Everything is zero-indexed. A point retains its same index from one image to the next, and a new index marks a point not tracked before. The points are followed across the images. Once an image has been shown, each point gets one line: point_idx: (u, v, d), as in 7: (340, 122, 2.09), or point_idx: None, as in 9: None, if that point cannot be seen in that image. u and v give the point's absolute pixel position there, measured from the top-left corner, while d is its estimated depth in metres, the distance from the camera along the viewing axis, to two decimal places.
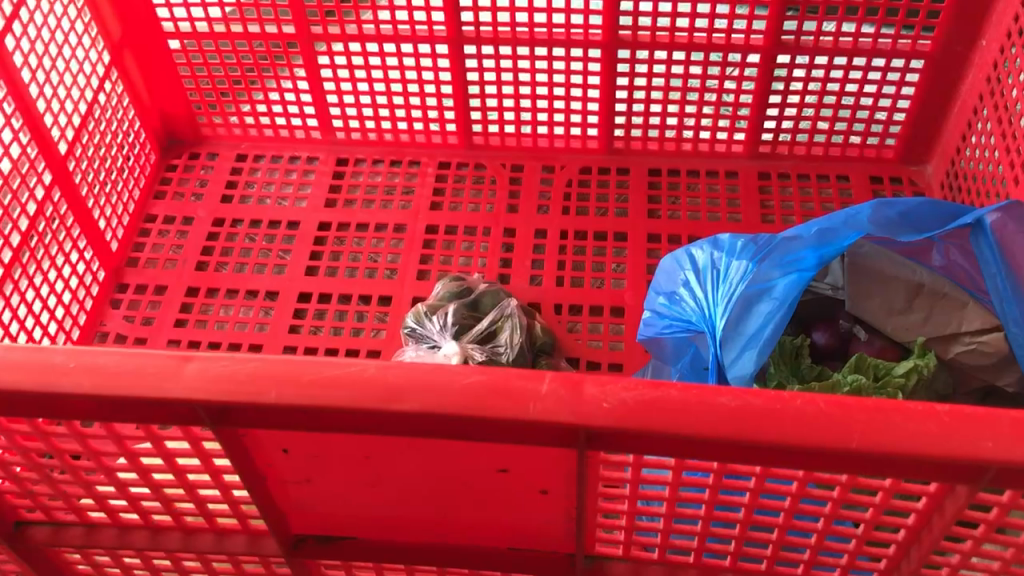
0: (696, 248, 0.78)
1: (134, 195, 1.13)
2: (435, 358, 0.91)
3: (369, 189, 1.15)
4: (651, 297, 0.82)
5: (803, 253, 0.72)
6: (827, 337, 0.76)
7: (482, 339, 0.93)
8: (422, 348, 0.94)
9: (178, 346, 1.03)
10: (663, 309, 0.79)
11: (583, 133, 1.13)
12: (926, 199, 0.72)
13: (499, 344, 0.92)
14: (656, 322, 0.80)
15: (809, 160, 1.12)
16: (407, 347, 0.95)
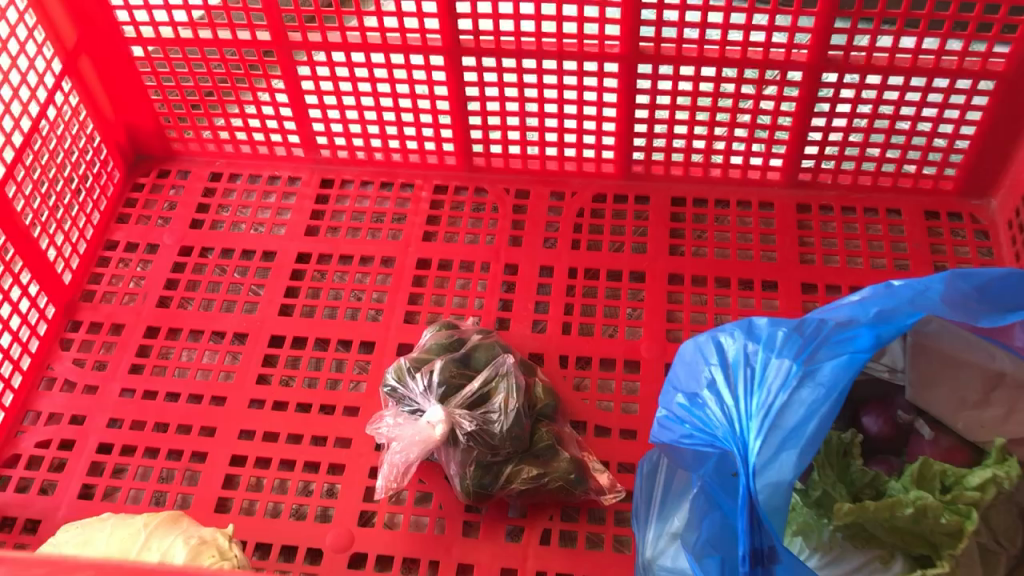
0: (721, 334, 0.64)
1: (92, 219, 1.01)
2: (416, 426, 0.79)
3: (355, 216, 1.02)
4: (666, 396, 0.67)
5: (856, 332, 0.59)
6: (880, 425, 0.63)
7: (473, 405, 0.80)
8: (404, 415, 0.82)
9: (132, 397, 0.91)
10: (681, 411, 0.64)
11: (597, 157, 1.00)
12: (1014, 270, 0.60)
13: (493, 409, 0.79)
14: (674, 426, 0.65)
15: (854, 191, 0.99)
16: (387, 412, 0.83)
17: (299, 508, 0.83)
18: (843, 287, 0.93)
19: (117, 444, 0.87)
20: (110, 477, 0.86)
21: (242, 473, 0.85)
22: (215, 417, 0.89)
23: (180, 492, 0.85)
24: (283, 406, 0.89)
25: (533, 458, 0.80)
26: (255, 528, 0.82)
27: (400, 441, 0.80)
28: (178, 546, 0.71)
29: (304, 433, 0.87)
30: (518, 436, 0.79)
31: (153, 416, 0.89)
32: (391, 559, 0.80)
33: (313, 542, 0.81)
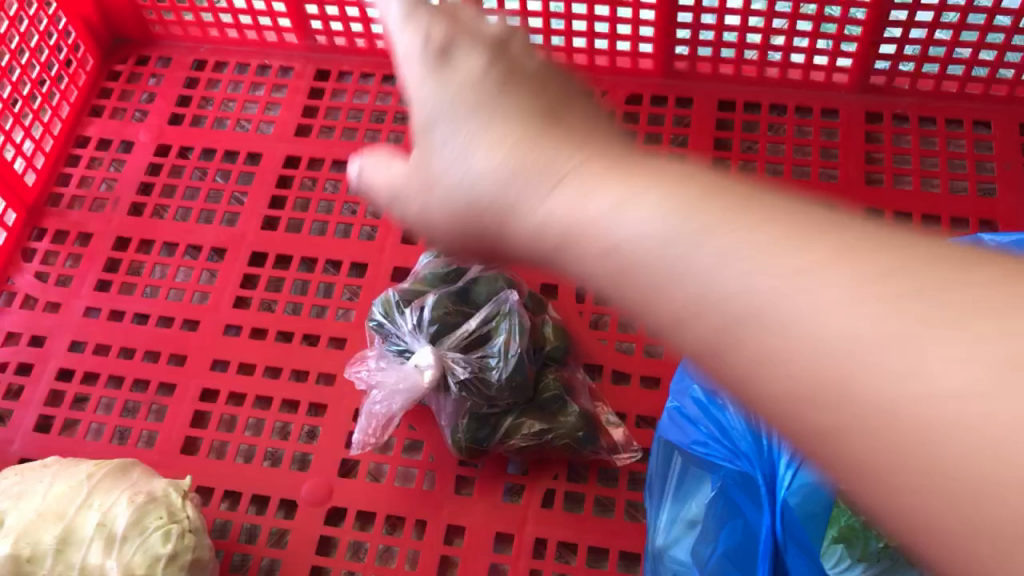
0: None
1: (60, 111, 0.89)
2: (402, 371, 0.70)
3: (353, 114, 0.90)
4: (678, 384, 0.61)
5: None
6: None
7: (471, 352, 0.69)
8: (390, 359, 0.72)
9: (97, 317, 0.81)
10: (698, 409, 0.59)
11: (633, 52, 0.86)
12: None
13: (491, 356, 0.68)
14: (687, 425, 0.59)
15: (935, 99, 0.84)
16: (372, 352, 0.73)
17: (274, 451, 0.74)
18: (914, 215, 0.79)
19: (78, 371, 0.78)
20: (69, 408, 0.77)
21: (213, 409, 0.76)
22: (186, 343, 0.79)
23: (145, 429, 0.76)
24: (262, 334, 0.79)
25: (538, 412, 0.69)
26: (225, 474, 0.73)
27: (382, 385, 0.70)
28: (121, 506, 0.62)
29: (283, 366, 0.77)
30: (521, 387, 0.68)
31: (119, 340, 0.80)
32: (373, 516, 0.71)
33: (288, 492, 0.72)
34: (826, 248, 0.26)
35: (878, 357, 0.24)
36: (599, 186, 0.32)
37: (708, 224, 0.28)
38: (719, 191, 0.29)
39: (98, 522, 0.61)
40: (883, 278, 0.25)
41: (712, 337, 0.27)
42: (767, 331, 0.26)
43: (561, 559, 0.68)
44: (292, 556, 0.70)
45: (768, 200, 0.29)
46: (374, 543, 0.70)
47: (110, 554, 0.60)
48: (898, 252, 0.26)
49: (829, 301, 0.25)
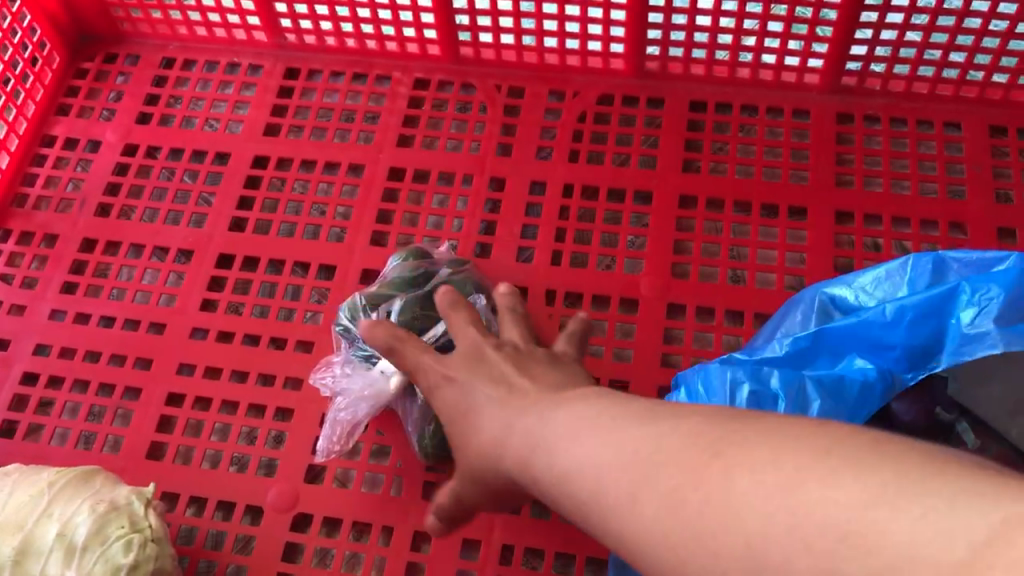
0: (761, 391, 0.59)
1: (26, 110, 0.88)
2: (367, 377, 0.71)
3: (323, 113, 0.89)
4: None
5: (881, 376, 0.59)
6: (915, 412, 0.60)
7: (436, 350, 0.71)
8: (355, 364, 0.73)
9: (63, 320, 0.80)
10: None
11: (605, 51, 0.85)
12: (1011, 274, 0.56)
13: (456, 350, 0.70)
14: None
15: (907, 100, 0.84)
16: (337, 357, 0.74)
17: (241, 457, 0.73)
18: (883, 217, 0.79)
19: (43, 375, 0.78)
20: (34, 413, 0.76)
21: (179, 414, 0.75)
22: (153, 347, 0.78)
23: (110, 434, 0.75)
24: (229, 337, 0.78)
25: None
26: (191, 480, 0.72)
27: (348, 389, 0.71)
28: (82, 515, 0.61)
29: (250, 371, 0.76)
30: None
31: (85, 343, 0.79)
32: (340, 522, 0.71)
33: (254, 498, 0.71)
34: (732, 452, 0.35)
35: (770, 510, 0.32)
36: (616, 452, 0.40)
37: (663, 461, 0.37)
38: (679, 433, 0.38)
39: (58, 532, 0.61)
40: (780, 462, 0.33)
41: (675, 546, 0.35)
42: (700, 508, 0.34)
43: (528, 565, 0.68)
44: (258, 562, 0.69)
45: (703, 429, 0.37)
46: (341, 550, 0.69)
47: (69, 565, 0.60)
48: (791, 444, 0.34)
49: (741, 482, 0.33)
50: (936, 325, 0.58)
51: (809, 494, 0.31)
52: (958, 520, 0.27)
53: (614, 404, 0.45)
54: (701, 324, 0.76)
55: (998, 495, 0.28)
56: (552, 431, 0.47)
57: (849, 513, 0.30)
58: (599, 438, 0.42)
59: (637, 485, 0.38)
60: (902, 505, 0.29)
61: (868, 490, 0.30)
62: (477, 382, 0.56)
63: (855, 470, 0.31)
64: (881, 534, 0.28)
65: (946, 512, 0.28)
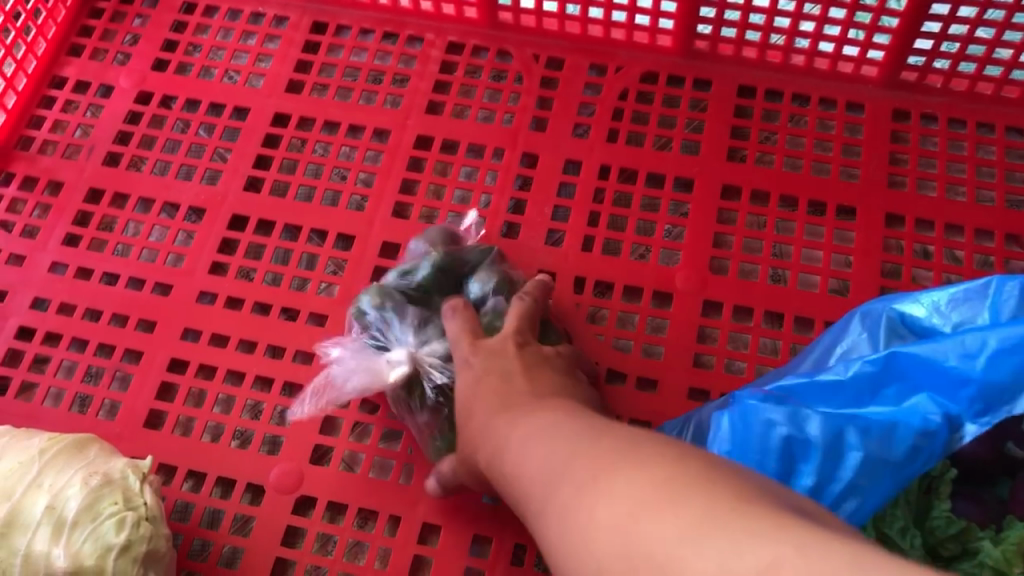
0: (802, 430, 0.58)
1: (36, 48, 0.83)
2: (374, 370, 0.66)
3: (349, 72, 0.84)
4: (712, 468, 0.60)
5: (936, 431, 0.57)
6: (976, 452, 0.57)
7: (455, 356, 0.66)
8: (365, 350, 0.67)
9: (64, 274, 0.76)
10: None
11: (652, 26, 0.80)
12: None
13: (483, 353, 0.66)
14: None
15: (967, 100, 0.79)
16: (351, 340, 0.68)
17: (244, 431, 0.70)
18: (936, 223, 0.75)
19: (40, 331, 0.74)
20: (28, 370, 0.72)
21: (181, 382, 0.71)
22: (157, 309, 0.74)
23: (107, 398, 0.71)
24: (238, 304, 0.74)
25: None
26: (190, 453, 0.69)
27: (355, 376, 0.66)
28: (74, 488, 0.58)
29: (259, 341, 0.72)
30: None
31: (85, 300, 0.75)
32: (345, 508, 0.67)
33: (255, 476, 0.68)
34: (606, 482, 0.42)
35: (616, 537, 0.38)
36: (544, 477, 0.47)
37: (569, 485, 0.44)
38: (588, 453, 0.45)
39: (48, 505, 0.57)
40: (633, 495, 0.39)
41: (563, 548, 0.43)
42: (576, 527, 0.41)
43: (541, 566, 0.65)
44: (256, 544, 0.66)
45: (606, 452, 0.44)
46: (344, 537, 0.66)
47: (58, 540, 0.56)
48: (645, 480, 0.40)
49: (604, 509, 0.40)
50: (1020, 360, 0.56)
51: (637, 525, 0.38)
52: (740, 562, 0.33)
53: (557, 418, 0.52)
54: (738, 324, 0.71)
55: (774, 542, 0.33)
56: (506, 441, 0.53)
57: (665, 547, 0.36)
58: (539, 449, 0.49)
59: (550, 494, 0.45)
60: (699, 546, 0.35)
61: (682, 528, 0.36)
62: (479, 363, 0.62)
63: (677, 506, 0.37)
64: (682, 566, 0.35)
65: (734, 553, 0.34)
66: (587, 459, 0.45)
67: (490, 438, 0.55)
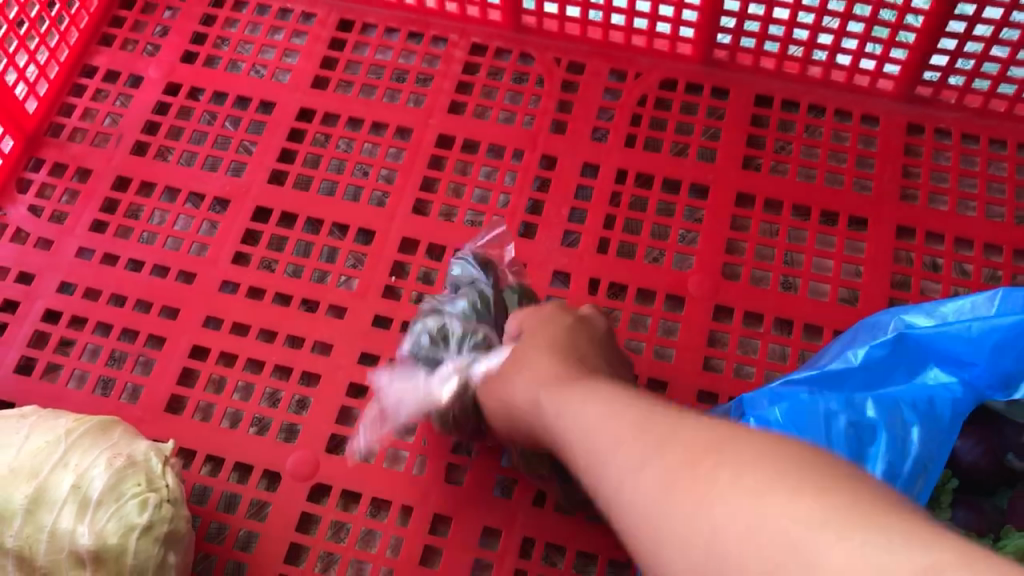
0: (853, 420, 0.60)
1: (68, 37, 0.85)
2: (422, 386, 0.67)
3: (374, 70, 0.86)
4: None
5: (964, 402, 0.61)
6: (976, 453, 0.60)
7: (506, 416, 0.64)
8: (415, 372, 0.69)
9: (90, 259, 0.78)
10: None
11: (672, 34, 0.82)
12: None
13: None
14: None
15: (981, 116, 0.80)
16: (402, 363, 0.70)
17: (262, 419, 0.71)
18: (947, 237, 0.76)
19: (66, 314, 0.75)
20: (54, 352, 0.74)
21: (202, 368, 0.73)
22: (180, 296, 0.76)
23: (130, 382, 0.73)
24: (259, 294, 0.76)
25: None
26: (209, 438, 0.70)
27: (404, 406, 0.68)
28: (99, 468, 0.59)
29: (279, 331, 0.74)
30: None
31: (111, 285, 0.76)
32: (359, 497, 0.69)
33: (272, 463, 0.69)
34: (721, 449, 0.36)
35: (734, 509, 0.32)
36: (626, 431, 0.41)
37: (665, 443, 0.38)
38: (685, 447, 0.37)
39: (73, 484, 0.59)
40: (758, 465, 0.34)
41: (645, 537, 0.36)
42: (677, 483, 0.35)
43: (548, 561, 0.66)
44: (271, 529, 0.67)
45: (708, 434, 0.38)
46: (357, 525, 0.67)
47: (81, 520, 0.57)
48: (770, 453, 0.34)
49: (721, 474, 0.34)
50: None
51: (770, 502, 0.32)
52: (894, 556, 0.28)
53: (629, 397, 0.45)
54: (748, 330, 0.73)
55: (941, 548, 0.28)
56: (571, 400, 0.48)
57: (798, 529, 0.30)
58: (614, 438, 0.41)
59: (627, 473, 0.38)
60: (836, 533, 0.29)
61: (819, 513, 0.30)
62: (535, 358, 0.57)
63: (815, 490, 0.31)
64: (817, 554, 0.29)
65: (882, 549, 0.28)
66: (685, 425, 0.39)
67: (548, 403, 0.51)
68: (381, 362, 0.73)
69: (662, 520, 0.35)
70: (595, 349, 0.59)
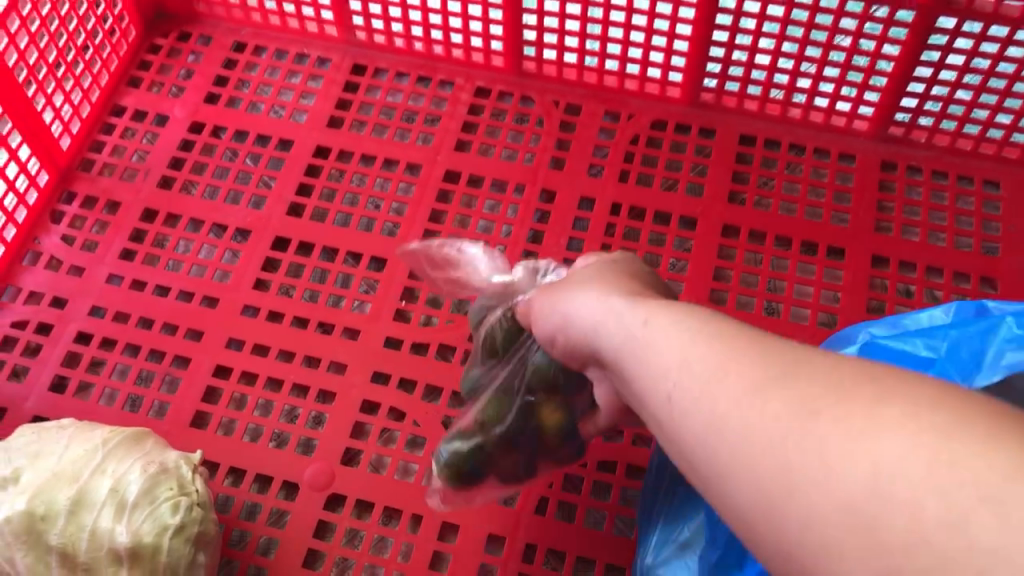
0: None
1: (99, 79, 0.91)
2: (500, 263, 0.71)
3: (385, 111, 0.92)
4: None
5: None
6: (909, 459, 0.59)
7: (501, 395, 0.67)
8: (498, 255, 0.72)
9: (119, 285, 0.83)
10: None
11: (662, 79, 0.88)
12: None
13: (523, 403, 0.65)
14: None
15: (949, 154, 0.86)
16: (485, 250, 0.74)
17: (280, 434, 0.76)
18: (918, 265, 0.82)
19: (97, 336, 0.81)
20: (85, 371, 0.79)
21: (225, 386, 0.78)
22: (204, 319, 0.81)
23: (157, 399, 0.78)
24: (278, 318, 0.81)
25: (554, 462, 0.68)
26: (231, 451, 0.75)
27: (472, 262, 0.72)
28: (134, 474, 0.64)
29: (296, 351, 0.79)
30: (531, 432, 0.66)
31: (139, 309, 0.82)
32: (372, 506, 0.73)
33: (291, 474, 0.74)
34: (861, 378, 0.32)
35: (893, 448, 0.29)
36: (730, 342, 0.37)
37: (787, 366, 0.35)
38: (811, 388, 0.33)
39: (110, 488, 0.63)
40: (915, 400, 0.30)
41: (766, 464, 0.33)
42: (816, 411, 0.32)
43: (548, 565, 0.71)
44: (290, 535, 0.72)
45: (826, 372, 0.33)
46: (370, 532, 0.72)
47: (120, 521, 0.62)
48: (922, 388, 0.31)
49: (871, 409, 0.31)
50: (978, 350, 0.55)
51: (938, 442, 0.28)
52: None
53: (708, 315, 0.40)
54: None
55: None
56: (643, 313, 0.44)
57: (973, 478, 0.27)
58: (707, 363, 0.37)
59: (738, 410, 0.34)
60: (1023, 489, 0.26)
61: (1000, 463, 0.27)
62: (581, 283, 0.51)
63: (986, 433, 0.28)
64: (998, 511, 0.26)
65: None
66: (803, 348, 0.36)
67: (611, 316, 0.46)
68: (392, 381, 0.78)
69: (799, 449, 0.32)
70: (645, 278, 0.53)
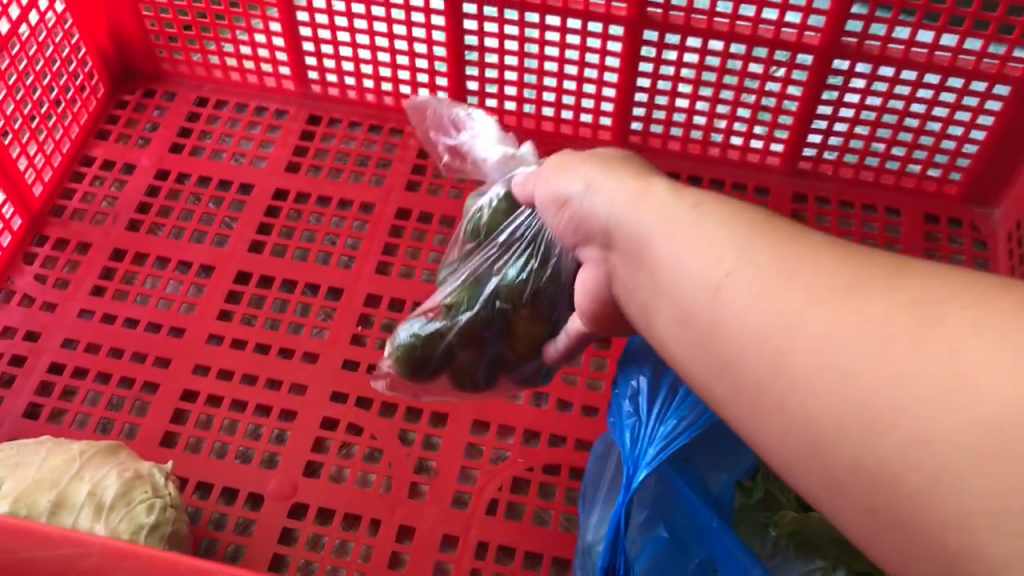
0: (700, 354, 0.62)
1: (70, 131, 0.97)
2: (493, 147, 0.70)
3: (340, 156, 0.99)
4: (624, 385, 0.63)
5: None
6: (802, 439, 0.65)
7: (473, 281, 0.68)
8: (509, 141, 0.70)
9: (90, 319, 0.88)
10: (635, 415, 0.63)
11: (593, 123, 0.97)
12: None
13: (496, 296, 0.66)
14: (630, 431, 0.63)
15: (853, 186, 0.96)
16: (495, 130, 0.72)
17: (246, 450, 0.81)
18: None
19: (69, 366, 0.85)
20: (58, 399, 0.84)
21: (192, 409, 0.83)
22: (172, 348, 0.86)
23: (127, 422, 0.83)
24: (242, 345, 0.87)
25: (508, 370, 0.70)
26: (198, 467, 0.80)
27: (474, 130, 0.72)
28: (111, 478, 0.69)
29: (260, 375, 0.85)
30: (496, 331, 0.67)
31: (109, 341, 0.87)
32: (334, 513, 0.78)
33: (256, 486, 0.79)
34: (965, 290, 0.31)
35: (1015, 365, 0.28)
36: (804, 252, 0.36)
37: (872, 274, 0.34)
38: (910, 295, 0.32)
39: (88, 492, 0.68)
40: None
41: (855, 369, 0.31)
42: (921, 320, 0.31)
43: (500, 561, 0.76)
44: (256, 542, 0.77)
45: (919, 283, 0.32)
46: (332, 537, 0.77)
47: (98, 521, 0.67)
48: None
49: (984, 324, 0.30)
50: None
51: None
52: None
53: (765, 225, 0.40)
54: None
55: None
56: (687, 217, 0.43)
57: None
58: (779, 269, 0.36)
59: (820, 313, 0.33)
60: None
61: None
62: (620, 174, 0.50)
63: None
64: None
65: None
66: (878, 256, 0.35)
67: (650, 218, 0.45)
68: (351, 399, 0.84)
69: (898, 354, 0.31)
70: None
